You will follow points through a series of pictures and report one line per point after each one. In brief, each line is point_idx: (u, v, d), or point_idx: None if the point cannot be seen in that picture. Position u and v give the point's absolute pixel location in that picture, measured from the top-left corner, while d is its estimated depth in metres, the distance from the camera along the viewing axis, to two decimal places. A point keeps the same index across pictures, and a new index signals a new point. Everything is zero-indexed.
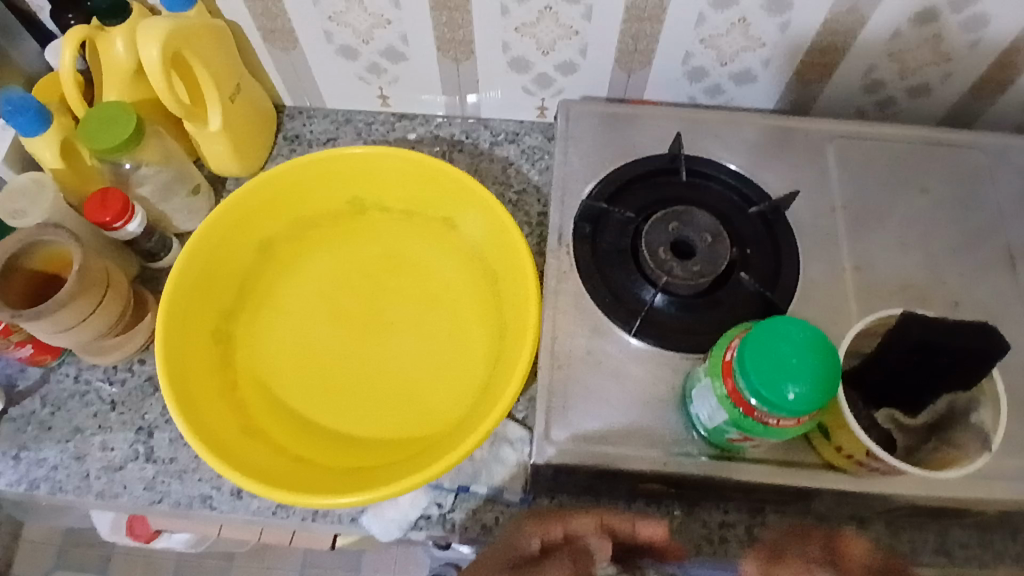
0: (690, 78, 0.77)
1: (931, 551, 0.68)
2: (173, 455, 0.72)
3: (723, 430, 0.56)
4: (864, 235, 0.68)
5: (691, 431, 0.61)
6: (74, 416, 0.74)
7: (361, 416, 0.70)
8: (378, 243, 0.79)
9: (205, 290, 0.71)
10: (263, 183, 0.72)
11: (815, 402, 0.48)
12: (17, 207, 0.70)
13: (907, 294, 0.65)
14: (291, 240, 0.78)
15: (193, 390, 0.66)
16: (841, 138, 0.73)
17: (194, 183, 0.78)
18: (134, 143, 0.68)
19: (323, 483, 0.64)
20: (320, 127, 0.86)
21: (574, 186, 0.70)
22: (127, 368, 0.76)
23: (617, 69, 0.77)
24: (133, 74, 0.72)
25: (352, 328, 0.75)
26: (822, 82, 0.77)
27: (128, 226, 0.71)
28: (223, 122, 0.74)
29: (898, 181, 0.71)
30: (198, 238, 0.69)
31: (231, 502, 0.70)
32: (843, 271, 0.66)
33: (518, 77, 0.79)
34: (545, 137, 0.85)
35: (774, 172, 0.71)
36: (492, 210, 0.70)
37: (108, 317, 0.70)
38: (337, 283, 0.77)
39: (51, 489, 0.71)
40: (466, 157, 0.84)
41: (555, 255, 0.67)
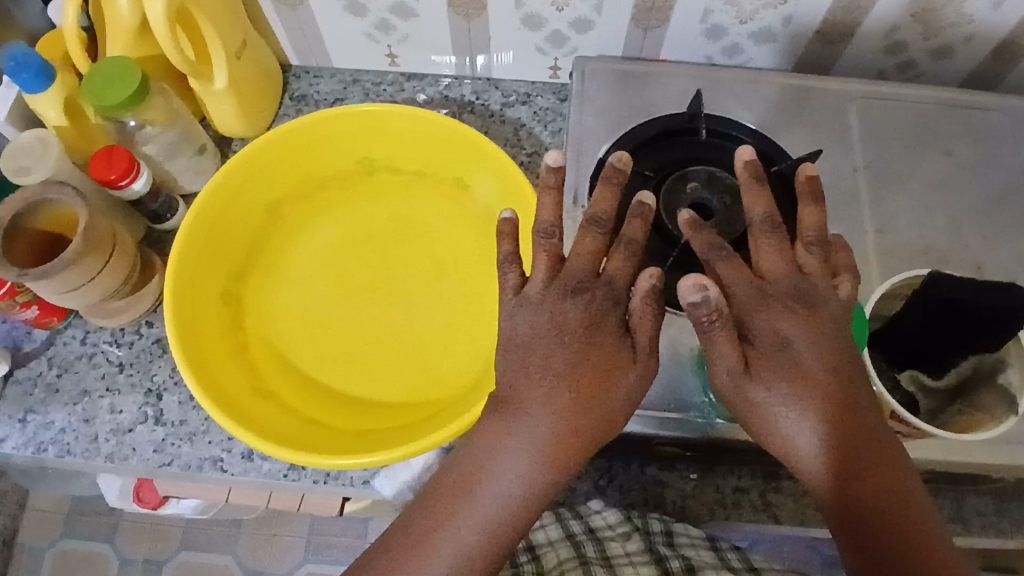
0: (707, 36, 0.75)
1: (947, 518, 0.67)
2: (183, 418, 0.71)
3: None
4: (886, 197, 0.66)
5: (704, 394, 0.60)
6: (82, 378, 0.73)
7: (371, 380, 0.70)
8: (388, 205, 0.77)
9: (213, 250, 0.70)
10: (271, 141, 0.70)
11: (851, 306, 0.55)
12: (23, 164, 0.69)
13: (929, 259, 0.64)
14: (299, 202, 0.77)
15: (203, 351, 0.65)
16: (863, 98, 0.71)
17: (199, 144, 0.76)
18: (138, 100, 0.67)
19: (336, 445, 0.63)
20: (327, 87, 0.84)
21: (589, 145, 0.68)
22: (135, 332, 0.75)
23: (633, 27, 0.74)
24: (136, 30, 0.69)
25: (362, 291, 0.73)
26: (842, 42, 0.75)
27: (134, 185, 0.70)
28: (229, 80, 0.72)
29: (921, 144, 0.69)
30: (206, 198, 0.67)
31: (242, 464, 0.69)
32: (865, 234, 0.64)
33: (531, 35, 0.77)
34: (557, 97, 0.83)
35: (795, 133, 0.69)
36: (504, 168, 0.69)
37: (115, 278, 0.69)
38: (346, 245, 0.76)
39: (60, 451, 0.71)
40: (476, 118, 0.82)
41: (571, 215, 0.64)
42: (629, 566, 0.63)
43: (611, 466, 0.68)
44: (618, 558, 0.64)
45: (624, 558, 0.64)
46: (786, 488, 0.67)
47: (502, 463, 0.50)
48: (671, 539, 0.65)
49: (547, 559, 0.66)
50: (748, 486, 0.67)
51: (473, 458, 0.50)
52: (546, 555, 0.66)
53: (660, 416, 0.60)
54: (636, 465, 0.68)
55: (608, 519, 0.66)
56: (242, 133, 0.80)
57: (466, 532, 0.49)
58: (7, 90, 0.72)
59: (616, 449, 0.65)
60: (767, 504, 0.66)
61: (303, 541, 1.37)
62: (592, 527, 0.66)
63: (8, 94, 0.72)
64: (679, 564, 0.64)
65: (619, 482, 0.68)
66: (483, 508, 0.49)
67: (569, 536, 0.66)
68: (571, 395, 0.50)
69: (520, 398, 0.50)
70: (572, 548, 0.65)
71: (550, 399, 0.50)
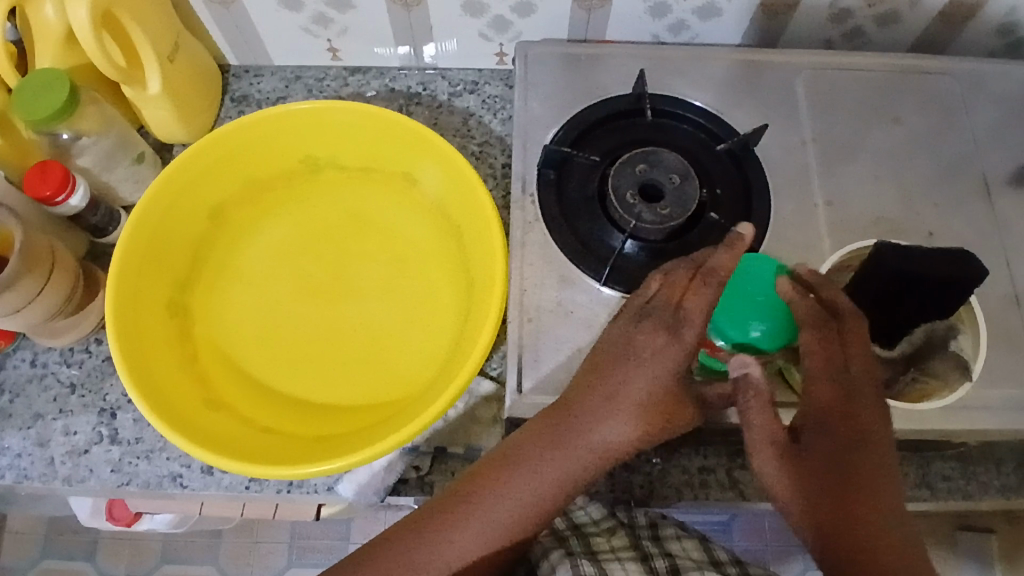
0: (652, 14, 0.74)
1: (913, 484, 0.68)
2: (139, 435, 0.70)
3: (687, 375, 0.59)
4: (836, 167, 0.66)
5: None
6: (33, 401, 0.71)
7: (328, 384, 0.68)
8: (337, 204, 0.76)
9: (157, 262, 0.68)
10: (206, 147, 0.68)
11: (780, 337, 0.56)
12: None
13: (881, 228, 0.64)
14: (246, 206, 0.75)
15: (150, 365, 0.63)
16: (810, 69, 0.70)
17: (138, 151, 0.74)
18: (67, 111, 0.64)
19: (295, 452, 0.62)
20: (269, 86, 0.82)
21: (536, 132, 0.67)
22: (84, 350, 0.73)
23: (577, 8, 0.73)
24: (63, 39, 0.67)
25: (315, 293, 0.72)
26: (788, 13, 0.74)
27: (71, 200, 0.68)
28: (163, 85, 0.70)
29: (869, 112, 0.69)
30: (143, 208, 0.65)
31: (202, 479, 0.68)
32: (816, 206, 0.64)
33: (473, 22, 0.75)
34: (506, 84, 0.81)
35: (745, 108, 0.68)
36: (451, 160, 0.67)
37: (58, 297, 0.67)
38: (296, 247, 0.74)
39: (15, 478, 0.69)
40: (425, 110, 0.81)
41: (519, 204, 0.63)
42: (615, 560, 0.62)
43: None
44: (603, 552, 0.62)
45: (610, 552, 0.62)
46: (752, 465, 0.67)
47: (539, 469, 0.52)
48: (652, 534, 0.66)
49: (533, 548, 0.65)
50: (713, 465, 0.67)
51: (513, 461, 0.53)
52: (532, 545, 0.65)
53: None
54: None
55: (592, 515, 0.66)
56: (183, 138, 0.77)
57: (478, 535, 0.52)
58: None
59: None
60: (734, 482, 0.66)
61: (285, 546, 1.36)
62: (577, 524, 0.65)
63: None
64: (662, 562, 0.63)
65: None
66: (513, 506, 0.52)
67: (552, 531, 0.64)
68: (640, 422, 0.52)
69: (580, 417, 0.53)
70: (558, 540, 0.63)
71: (616, 423, 0.52)
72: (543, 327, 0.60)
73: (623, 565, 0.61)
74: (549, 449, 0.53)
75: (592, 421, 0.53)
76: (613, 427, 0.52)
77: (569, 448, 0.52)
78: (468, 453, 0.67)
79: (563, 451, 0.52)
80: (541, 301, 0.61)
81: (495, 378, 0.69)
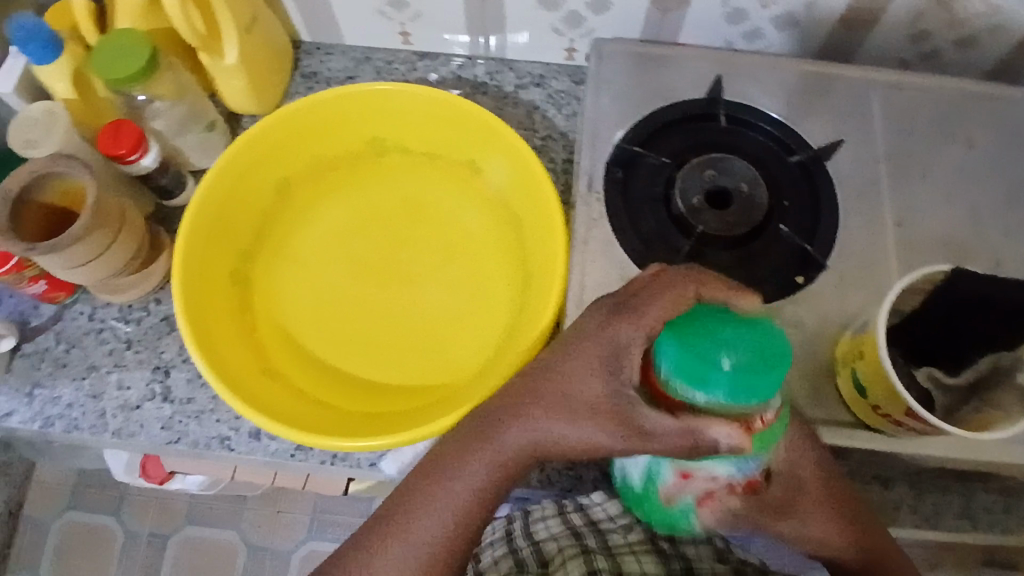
0: (728, 20, 0.73)
1: (954, 514, 0.67)
2: (191, 396, 0.71)
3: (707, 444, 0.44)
4: (907, 188, 0.65)
5: None
6: (89, 354, 0.73)
7: (377, 365, 0.69)
8: (398, 187, 0.76)
9: (224, 230, 0.69)
10: (279, 121, 0.69)
11: (752, 379, 0.40)
12: (31, 137, 0.67)
13: (949, 252, 0.63)
14: (310, 182, 0.76)
15: (212, 331, 0.65)
16: (885, 87, 0.69)
17: (209, 120, 0.75)
18: (147, 75, 0.66)
19: (345, 427, 0.63)
20: (338, 64, 0.83)
21: (606, 129, 0.66)
22: (142, 308, 0.75)
23: (653, 8, 0.73)
24: (146, 4, 0.69)
25: (371, 273, 0.73)
26: (866, 29, 0.73)
27: (143, 159, 0.69)
28: (240, 56, 0.71)
29: (943, 134, 0.67)
30: (215, 177, 0.66)
31: (249, 443, 0.69)
32: (884, 226, 0.63)
33: (547, 15, 0.76)
34: (573, 80, 0.81)
35: (817, 121, 0.68)
36: (518, 152, 0.68)
37: (124, 254, 0.68)
38: (354, 227, 0.75)
39: (66, 427, 0.71)
40: (490, 100, 0.81)
41: (585, 201, 0.63)
42: (631, 555, 0.61)
43: None
44: (618, 547, 0.62)
45: (626, 547, 0.62)
46: None
47: (462, 470, 0.51)
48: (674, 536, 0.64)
49: (546, 546, 0.65)
50: None
51: (437, 465, 0.52)
52: (546, 544, 0.65)
53: None
54: None
55: (609, 511, 0.64)
56: (252, 109, 0.79)
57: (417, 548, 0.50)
58: (14, 60, 0.71)
59: None
60: None
61: (307, 518, 1.38)
62: (593, 520, 0.64)
63: (17, 65, 0.71)
64: (679, 565, 0.61)
65: None
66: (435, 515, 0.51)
67: (571, 529, 0.65)
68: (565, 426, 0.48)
69: (495, 418, 0.51)
70: (574, 538, 0.64)
71: (542, 420, 0.49)
72: None
73: (638, 560, 0.61)
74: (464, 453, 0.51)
75: (518, 419, 0.50)
76: (533, 424, 0.49)
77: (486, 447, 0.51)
78: None
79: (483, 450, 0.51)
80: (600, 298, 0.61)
81: None
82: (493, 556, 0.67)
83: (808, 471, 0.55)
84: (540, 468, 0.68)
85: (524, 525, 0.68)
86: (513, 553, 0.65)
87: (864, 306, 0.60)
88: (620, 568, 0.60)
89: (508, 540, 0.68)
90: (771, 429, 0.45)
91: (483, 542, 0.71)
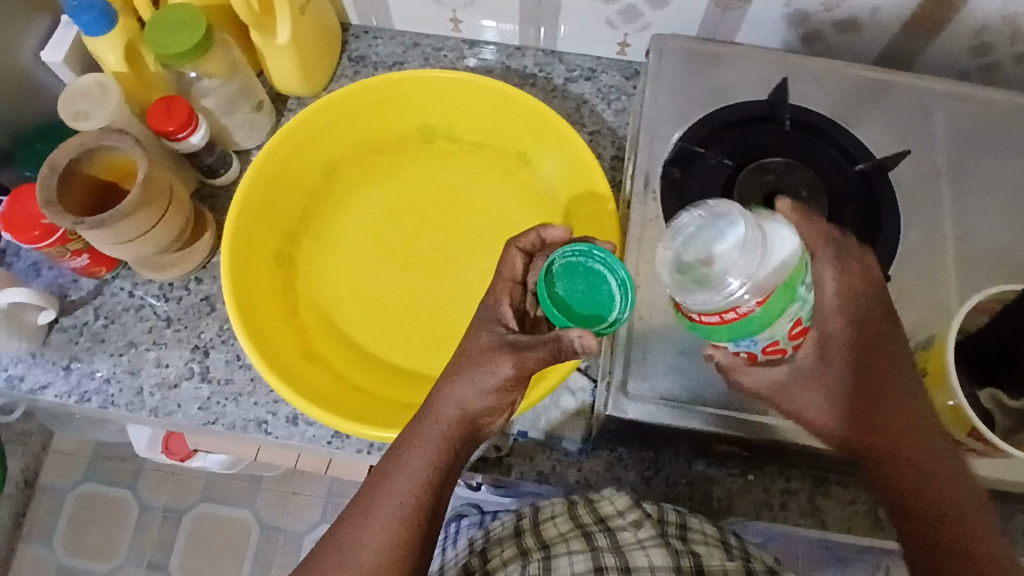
0: (789, 21, 0.72)
1: None
2: (229, 377, 0.71)
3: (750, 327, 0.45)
4: (968, 203, 0.64)
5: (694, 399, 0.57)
6: (128, 330, 0.73)
7: (414, 353, 0.69)
8: (445, 175, 0.76)
9: (271, 211, 0.69)
10: (333, 102, 0.68)
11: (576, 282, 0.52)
12: (81, 109, 0.66)
13: (1007, 271, 0.62)
14: (357, 166, 0.75)
15: (257, 311, 0.65)
16: (950, 99, 0.67)
17: (257, 99, 0.75)
18: (200, 51, 0.65)
19: (384, 415, 0.63)
20: (386, 49, 0.82)
21: (663, 128, 0.65)
22: (183, 287, 0.74)
23: (712, 6, 0.71)
24: None
25: (414, 261, 0.72)
26: (928, 38, 0.72)
27: (192, 137, 0.68)
28: (292, 36, 0.70)
29: (1007, 149, 0.66)
30: (265, 155, 0.66)
31: (286, 428, 0.69)
32: (944, 240, 0.62)
33: (603, 8, 0.74)
34: (623, 75, 0.80)
35: (879, 130, 0.66)
36: (573, 146, 0.67)
37: (169, 232, 0.67)
38: (399, 214, 0.74)
39: (103, 403, 0.71)
40: (538, 92, 0.80)
41: (640, 200, 0.62)
42: (640, 549, 0.58)
43: (657, 457, 0.68)
44: (627, 544, 0.58)
45: (635, 544, 0.58)
46: (835, 495, 0.66)
47: (417, 442, 0.51)
48: (684, 532, 0.60)
49: (557, 550, 0.59)
50: (795, 489, 0.67)
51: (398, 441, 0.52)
52: (556, 546, 0.60)
53: (680, 408, 0.57)
54: (684, 459, 0.68)
55: (618, 505, 0.61)
56: (298, 90, 0.78)
57: (383, 531, 0.50)
58: (65, 29, 0.70)
59: (664, 443, 0.64)
60: (814, 511, 0.66)
61: (320, 501, 1.38)
62: (602, 516, 0.61)
63: (68, 35, 0.70)
64: (689, 562, 0.57)
65: (665, 473, 0.68)
66: (399, 511, 0.50)
67: (581, 527, 0.60)
68: (499, 390, 0.50)
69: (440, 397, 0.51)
70: (584, 540, 0.59)
71: (466, 380, 0.51)
72: (653, 328, 0.59)
73: (647, 554, 0.57)
74: (416, 422, 0.52)
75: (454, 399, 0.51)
76: (470, 382, 0.50)
77: (433, 421, 0.51)
78: (547, 439, 0.69)
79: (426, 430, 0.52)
80: (654, 302, 0.60)
81: (586, 373, 0.70)
82: (503, 557, 0.62)
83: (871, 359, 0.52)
84: (577, 467, 0.68)
85: (532, 522, 0.63)
86: (523, 553, 0.61)
87: (920, 322, 0.59)
88: (628, 564, 0.57)
89: (517, 538, 0.62)
90: (769, 307, 0.43)
91: (489, 538, 0.65)
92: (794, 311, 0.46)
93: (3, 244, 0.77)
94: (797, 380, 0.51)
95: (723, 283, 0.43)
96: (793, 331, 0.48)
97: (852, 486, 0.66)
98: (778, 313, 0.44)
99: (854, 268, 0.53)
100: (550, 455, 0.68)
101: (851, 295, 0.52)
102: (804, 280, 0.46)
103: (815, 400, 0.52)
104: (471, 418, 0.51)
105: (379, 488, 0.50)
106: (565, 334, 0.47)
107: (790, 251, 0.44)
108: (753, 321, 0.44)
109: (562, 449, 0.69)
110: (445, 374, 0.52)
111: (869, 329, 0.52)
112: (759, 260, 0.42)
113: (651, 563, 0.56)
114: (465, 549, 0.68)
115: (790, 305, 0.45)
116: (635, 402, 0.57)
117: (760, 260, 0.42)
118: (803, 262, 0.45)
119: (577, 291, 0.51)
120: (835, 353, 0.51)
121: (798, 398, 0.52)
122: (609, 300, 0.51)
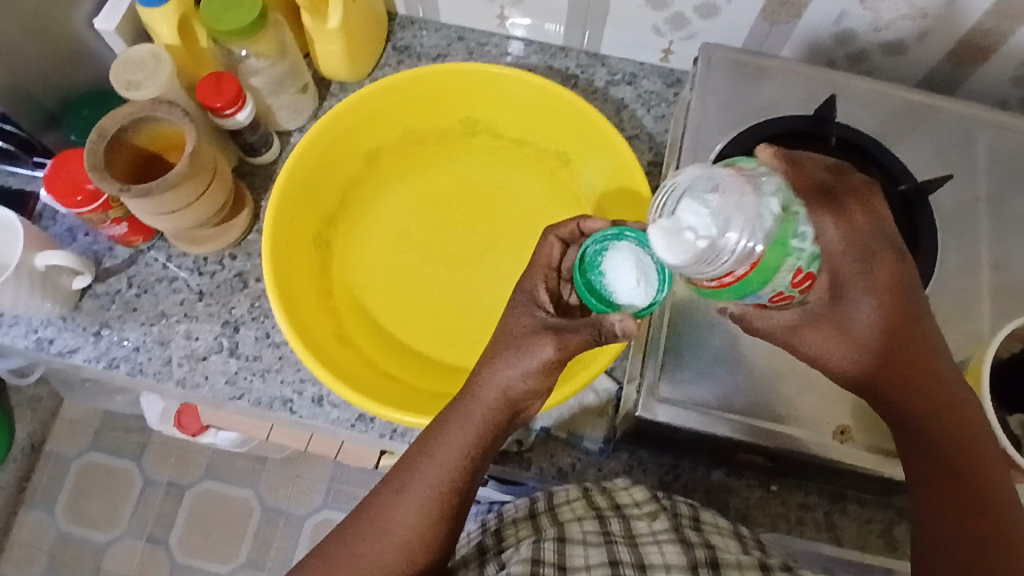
0: (836, 39, 0.73)
1: None
2: (257, 354, 0.71)
3: (765, 279, 0.47)
4: (1006, 232, 0.64)
5: (726, 410, 0.58)
6: (160, 300, 0.73)
7: (441, 342, 0.69)
8: (482, 169, 0.76)
9: (312, 193, 0.70)
10: (379, 92, 0.69)
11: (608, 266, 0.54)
12: (133, 78, 0.67)
13: None
14: (398, 154, 0.76)
15: (294, 290, 0.66)
16: (994, 128, 0.68)
17: (303, 82, 0.75)
18: (254, 30, 0.65)
19: (406, 402, 0.63)
20: (431, 41, 0.83)
21: (706, 138, 0.66)
22: (217, 262, 0.75)
23: (761, 20, 0.72)
24: None
25: (447, 251, 0.73)
26: (973, 67, 0.72)
27: (238, 114, 0.69)
28: (342, 21, 0.71)
29: None
30: (310, 141, 0.67)
31: (311, 408, 0.69)
32: (980, 268, 0.63)
33: (651, 15, 0.74)
34: (664, 82, 0.81)
35: (920, 153, 0.67)
36: (615, 150, 0.67)
37: (210, 206, 0.68)
38: (435, 205, 0.75)
39: (131, 370, 0.71)
40: (579, 93, 0.81)
41: None
42: (654, 544, 0.55)
43: (678, 463, 0.68)
44: (641, 535, 0.56)
45: (649, 536, 0.56)
46: (851, 512, 0.66)
47: (461, 419, 0.53)
48: (697, 524, 0.59)
49: (570, 531, 0.56)
50: (813, 503, 0.67)
51: (437, 420, 0.54)
52: (570, 527, 0.57)
53: (711, 415, 0.57)
54: (703, 468, 0.68)
55: (635, 497, 0.61)
56: (342, 75, 0.78)
57: (415, 500, 0.52)
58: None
59: (687, 451, 0.65)
60: (830, 526, 0.66)
61: (323, 486, 1.38)
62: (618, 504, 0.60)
63: (122, 5, 0.70)
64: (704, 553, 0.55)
65: (684, 479, 0.68)
66: (432, 481, 0.52)
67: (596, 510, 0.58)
68: (538, 372, 0.51)
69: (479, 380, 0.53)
70: (598, 523, 0.57)
71: (513, 359, 0.52)
72: (685, 333, 0.59)
73: (660, 550, 0.54)
74: (458, 402, 0.54)
75: (493, 383, 0.52)
76: (511, 365, 0.52)
77: (474, 402, 0.53)
78: (570, 438, 0.69)
79: (464, 413, 0.53)
80: (689, 308, 0.60)
81: (612, 375, 0.70)
82: (518, 537, 0.59)
83: (886, 297, 0.51)
84: (597, 467, 0.69)
85: (548, 506, 0.60)
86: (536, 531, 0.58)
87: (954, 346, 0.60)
88: (642, 560, 0.53)
89: (532, 521, 0.59)
90: (765, 265, 0.46)
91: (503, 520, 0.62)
92: (792, 263, 0.47)
93: (40, 208, 0.78)
94: (808, 319, 0.51)
95: (716, 242, 0.45)
96: (797, 280, 0.49)
97: (869, 505, 0.67)
98: (775, 269, 0.47)
99: (850, 200, 0.52)
100: (570, 452, 0.69)
101: (848, 228, 0.51)
102: (799, 231, 0.48)
103: (823, 339, 0.51)
104: (513, 400, 0.53)
105: (419, 462, 0.53)
106: (605, 319, 0.49)
107: (772, 206, 0.47)
108: (758, 278, 0.47)
109: (583, 448, 0.69)
110: (485, 362, 0.53)
111: (869, 258, 0.51)
112: (739, 215, 0.45)
113: (665, 561, 0.53)
114: (478, 528, 0.65)
115: (788, 258, 0.47)
116: (665, 407, 0.57)
117: (741, 214, 0.45)
118: (794, 214, 0.48)
119: (613, 273, 0.53)
120: (842, 285, 0.51)
121: (804, 337, 0.51)
122: (648, 280, 0.52)
